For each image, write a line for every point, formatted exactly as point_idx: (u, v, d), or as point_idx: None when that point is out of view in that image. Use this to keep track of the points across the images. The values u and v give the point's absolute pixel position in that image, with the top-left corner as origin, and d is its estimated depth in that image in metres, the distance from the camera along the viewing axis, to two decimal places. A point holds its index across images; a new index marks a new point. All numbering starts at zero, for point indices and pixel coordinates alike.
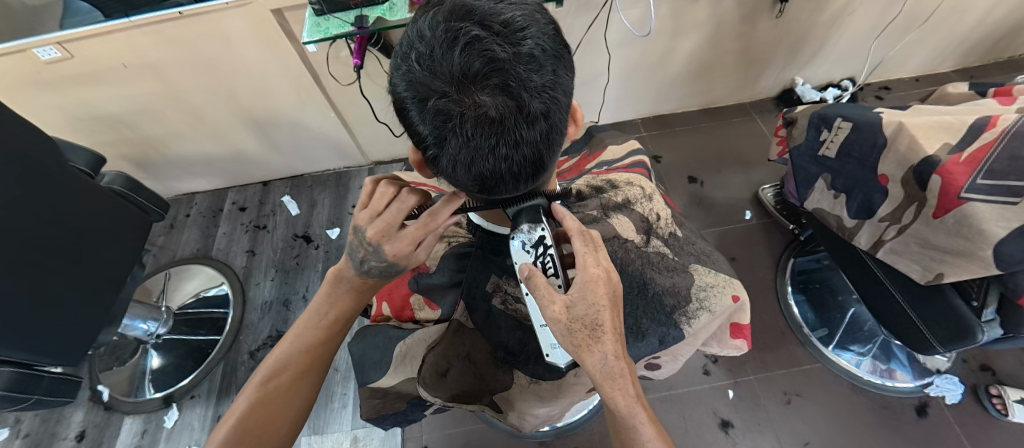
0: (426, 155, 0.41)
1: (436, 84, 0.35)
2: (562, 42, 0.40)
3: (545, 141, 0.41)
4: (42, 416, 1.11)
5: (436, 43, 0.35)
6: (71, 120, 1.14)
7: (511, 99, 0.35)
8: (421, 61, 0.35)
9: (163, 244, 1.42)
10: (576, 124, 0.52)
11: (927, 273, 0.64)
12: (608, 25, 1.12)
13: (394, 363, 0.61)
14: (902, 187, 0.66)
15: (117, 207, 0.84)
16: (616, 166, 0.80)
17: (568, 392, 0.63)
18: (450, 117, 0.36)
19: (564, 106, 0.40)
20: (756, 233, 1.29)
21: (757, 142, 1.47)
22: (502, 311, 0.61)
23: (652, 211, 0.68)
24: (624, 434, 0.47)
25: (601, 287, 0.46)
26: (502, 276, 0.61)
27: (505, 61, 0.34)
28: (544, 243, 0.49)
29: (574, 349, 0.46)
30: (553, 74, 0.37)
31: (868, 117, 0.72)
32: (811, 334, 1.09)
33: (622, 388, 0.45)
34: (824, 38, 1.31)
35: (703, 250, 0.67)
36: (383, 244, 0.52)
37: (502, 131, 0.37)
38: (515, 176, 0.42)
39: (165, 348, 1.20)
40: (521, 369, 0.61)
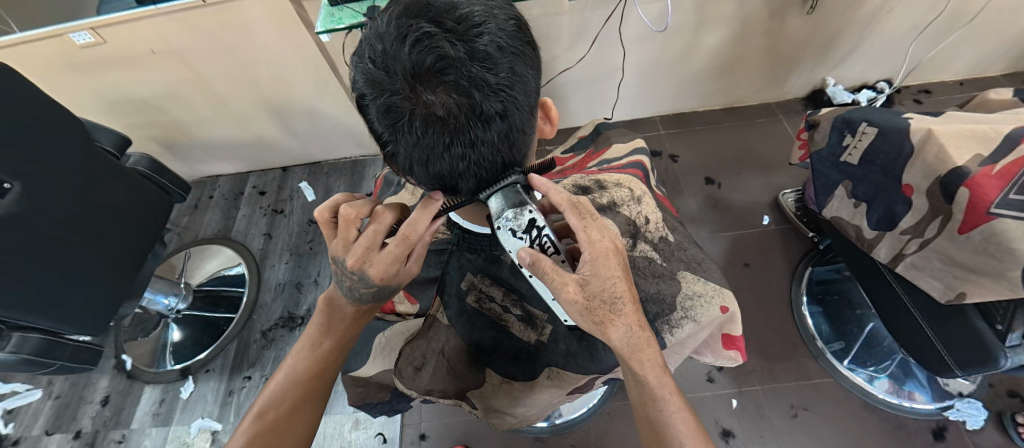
0: (387, 150, 0.42)
1: (387, 81, 0.35)
2: (526, 40, 0.39)
3: (506, 141, 0.40)
4: (71, 380, 1.19)
5: (388, 39, 0.35)
6: (104, 102, 1.20)
7: (463, 98, 0.35)
8: (374, 57, 0.35)
9: (187, 224, 1.49)
10: (551, 121, 0.52)
11: (948, 292, 0.60)
12: (626, 18, 1.09)
13: (373, 354, 0.64)
14: (927, 198, 0.62)
15: (140, 188, 0.88)
16: (612, 166, 0.78)
17: (543, 394, 0.62)
18: (402, 113, 0.36)
19: (526, 105, 0.39)
20: (773, 239, 1.24)
21: (780, 144, 1.41)
22: (477, 308, 0.62)
23: (641, 215, 0.66)
24: (650, 404, 0.47)
25: (611, 260, 0.44)
26: (477, 275, 0.62)
27: (455, 60, 0.34)
28: (536, 224, 0.43)
29: (597, 326, 0.45)
30: (509, 73, 0.36)
31: (896, 122, 0.67)
32: (824, 347, 1.05)
33: (650, 359, 0.46)
34: (859, 36, 1.24)
35: (695, 257, 0.65)
36: (367, 269, 0.50)
37: (455, 129, 0.37)
38: (476, 175, 0.42)
39: (184, 323, 1.26)
40: (494, 367, 0.62)
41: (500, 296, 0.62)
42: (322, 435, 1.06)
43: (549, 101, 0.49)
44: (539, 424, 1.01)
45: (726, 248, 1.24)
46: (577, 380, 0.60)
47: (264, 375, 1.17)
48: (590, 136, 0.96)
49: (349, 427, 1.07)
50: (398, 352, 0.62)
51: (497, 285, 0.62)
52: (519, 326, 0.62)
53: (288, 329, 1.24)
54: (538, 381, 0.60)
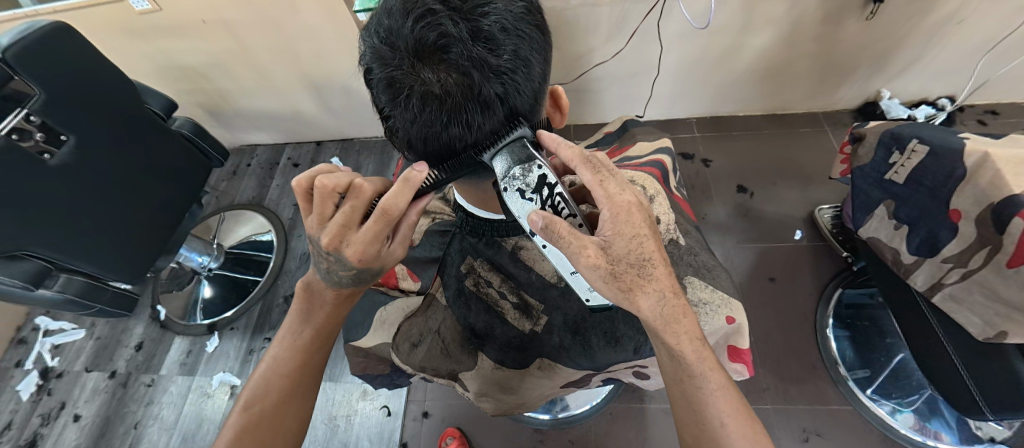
0: (390, 128, 0.43)
1: (389, 56, 0.36)
2: (535, 25, 0.38)
3: (506, 126, 0.40)
4: (112, 324, 1.29)
5: (395, 17, 0.36)
6: (158, 67, 1.27)
7: (462, 77, 0.35)
8: (380, 33, 0.37)
9: (225, 189, 1.57)
10: (561, 111, 0.51)
11: (987, 329, 0.57)
12: (668, 13, 1.05)
13: (372, 326, 0.65)
14: (975, 227, 0.57)
15: (183, 150, 0.94)
16: (630, 163, 0.76)
17: (534, 385, 0.63)
18: (401, 88, 0.36)
19: (529, 92, 0.39)
20: (804, 256, 1.18)
21: (823, 157, 1.34)
22: (474, 292, 0.63)
23: (654, 216, 0.64)
24: (687, 382, 0.43)
25: (636, 215, 0.41)
26: (478, 260, 0.64)
27: (457, 38, 0.34)
28: (548, 182, 0.39)
29: (624, 293, 0.41)
30: (511, 56, 0.36)
31: (950, 142, 0.62)
32: (846, 374, 0.99)
33: (686, 330, 0.43)
34: (925, 47, 1.14)
35: (706, 263, 0.63)
36: (344, 249, 0.49)
37: (453, 109, 0.37)
38: (474, 158, 0.42)
39: (215, 281, 1.34)
40: (486, 352, 0.61)
41: (498, 282, 0.63)
42: (332, 401, 1.11)
43: (558, 90, 0.49)
44: (540, 416, 1.02)
45: (751, 260, 1.19)
46: (569, 373, 0.62)
47: None
48: (617, 132, 0.93)
49: (357, 396, 1.11)
50: (396, 326, 0.63)
51: (495, 272, 0.63)
52: (514, 314, 0.62)
53: None
54: (529, 370, 0.61)
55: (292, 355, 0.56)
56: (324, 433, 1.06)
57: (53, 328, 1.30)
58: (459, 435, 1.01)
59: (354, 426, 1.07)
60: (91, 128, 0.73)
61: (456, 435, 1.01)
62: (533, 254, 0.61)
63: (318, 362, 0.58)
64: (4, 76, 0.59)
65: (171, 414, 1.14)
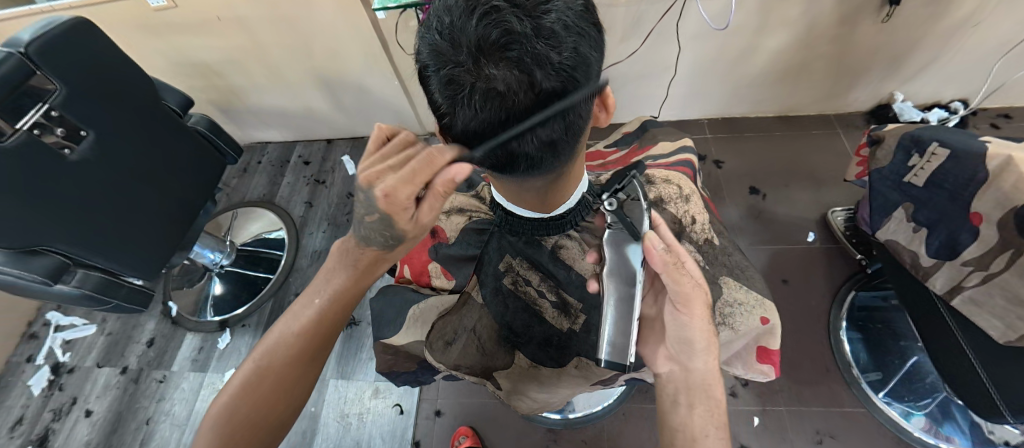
0: (443, 124, 0.43)
1: (451, 52, 0.35)
2: (592, 22, 0.38)
3: (562, 124, 0.39)
4: (123, 319, 1.30)
5: (455, 12, 0.35)
6: (172, 64, 1.28)
7: (525, 74, 0.35)
8: (440, 29, 0.36)
9: (235, 186, 1.58)
10: (607, 110, 0.50)
11: (1009, 332, 0.57)
12: (683, 14, 1.05)
13: (407, 324, 0.64)
14: (997, 230, 0.57)
15: (200, 147, 0.94)
16: (659, 163, 0.75)
17: (569, 383, 0.64)
18: (462, 84, 0.36)
19: (585, 88, 0.39)
20: (817, 257, 1.18)
21: (835, 159, 1.33)
22: (512, 290, 0.63)
23: (681, 215, 0.64)
24: (700, 439, 0.47)
25: None
26: (516, 258, 0.63)
27: (521, 35, 0.34)
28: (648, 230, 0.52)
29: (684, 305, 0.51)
30: (573, 54, 0.36)
31: (969, 145, 0.62)
32: (860, 376, 0.99)
33: (712, 396, 0.50)
34: (939, 50, 1.14)
35: (739, 263, 0.63)
36: (375, 189, 0.43)
37: (513, 106, 0.36)
38: (526, 155, 0.42)
39: (226, 278, 1.34)
40: (524, 349, 0.63)
41: (536, 281, 0.63)
42: (343, 399, 1.11)
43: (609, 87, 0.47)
44: (553, 415, 1.02)
45: (763, 262, 1.19)
46: (602, 372, 0.61)
47: None
48: (634, 132, 0.93)
49: (369, 393, 1.11)
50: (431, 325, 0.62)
51: (534, 270, 0.63)
52: (553, 313, 0.63)
53: None
54: (564, 369, 0.63)
55: (310, 315, 0.55)
56: (337, 430, 1.07)
57: (64, 323, 1.30)
58: (471, 434, 1.02)
59: (367, 424, 1.07)
60: (111, 124, 0.74)
61: (468, 434, 1.02)
62: (574, 254, 0.61)
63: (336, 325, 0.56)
64: (28, 70, 0.60)
65: (183, 410, 1.14)
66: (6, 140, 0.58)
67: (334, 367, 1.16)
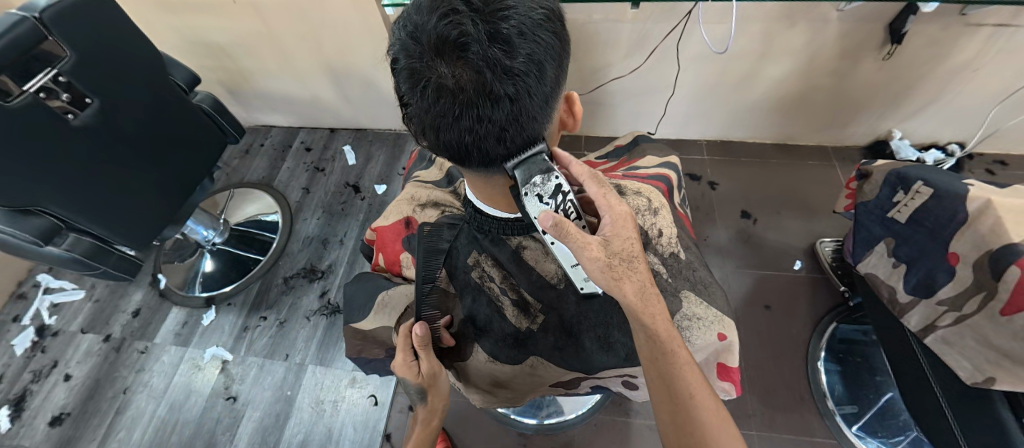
0: (406, 116, 0.44)
1: (412, 48, 0.37)
2: (554, 31, 0.39)
3: (516, 126, 0.40)
4: (111, 288, 1.31)
5: (421, 12, 0.37)
6: (184, 41, 1.30)
7: (476, 75, 0.36)
8: (407, 26, 0.38)
9: (236, 166, 1.59)
10: (574, 116, 0.53)
11: (976, 374, 0.57)
12: (687, 36, 1.06)
13: (373, 309, 0.66)
14: (972, 271, 0.58)
15: (203, 123, 0.96)
16: (635, 175, 0.77)
17: (522, 381, 0.66)
18: (419, 79, 0.38)
19: (541, 95, 0.40)
20: (802, 286, 1.18)
21: (829, 191, 1.34)
22: (477, 285, 0.62)
23: (656, 230, 0.65)
24: (663, 358, 0.47)
25: (628, 223, 0.50)
26: (482, 254, 0.62)
27: (475, 37, 0.35)
28: (562, 190, 0.45)
29: (611, 282, 0.47)
30: (526, 60, 0.37)
31: (954, 186, 0.63)
32: (834, 408, 1.00)
33: (658, 312, 0.48)
34: (939, 92, 1.15)
35: (702, 279, 0.65)
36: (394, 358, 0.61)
37: (465, 103, 0.38)
38: (483, 153, 0.43)
39: (217, 255, 1.36)
40: (482, 345, 0.63)
41: (502, 278, 0.62)
42: (320, 385, 1.11)
43: (574, 96, 0.50)
44: (525, 420, 1.02)
45: (748, 286, 1.20)
46: (558, 373, 0.65)
47: (279, 318, 1.23)
48: (627, 145, 0.95)
49: (345, 383, 1.11)
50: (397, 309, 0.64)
51: (500, 267, 0.62)
52: (513, 312, 0.62)
53: (308, 280, 1.30)
54: (521, 367, 0.63)
55: None
56: (310, 416, 1.07)
57: (53, 286, 1.31)
58: (438, 436, 1.02)
59: (341, 413, 1.07)
60: (114, 93, 0.75)
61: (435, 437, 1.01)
62: (537, 254, 0.61)
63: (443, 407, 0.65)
64: (39, 35, 0.61)
65: (161, 383, 1.14)
66: (10, 102, 0.59)
67: (314, 353, 1.17)
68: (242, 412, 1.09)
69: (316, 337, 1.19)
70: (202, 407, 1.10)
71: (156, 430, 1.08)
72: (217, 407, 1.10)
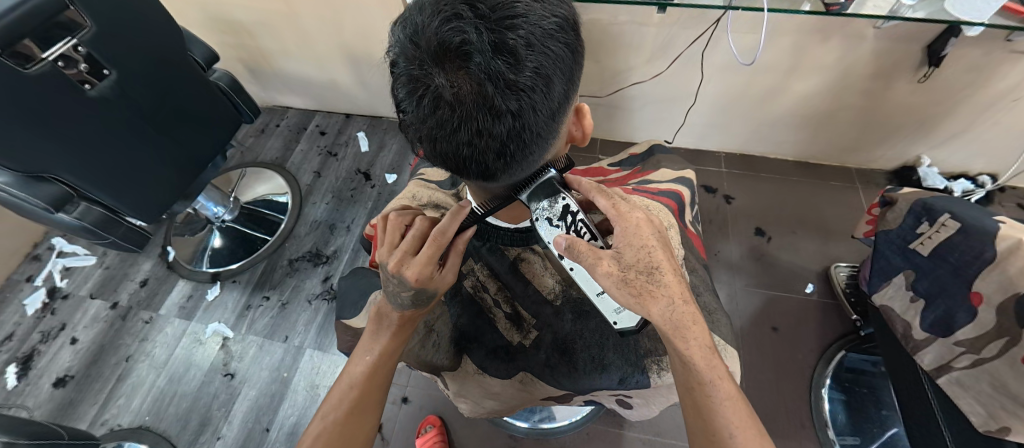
0: (402, 120, 0.43)
1: (412, 52, 0.36)
2: (565, 43, 0.37)
3: (517, 141, 0.39)
4: (122, 256, 1.33)
5: (424, 14, 0.36)
6: (207, 16, 1.30)
7: (477, 87, 0.35)
8: (408, 28, 0.37)
9: (250, 145, 1.61)
10: (584, 129, 0.51)
11: (990, 421, 0.55)
12: (713, 44, 1.03)
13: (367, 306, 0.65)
14: (996, 314, 0.55)
15: (219, 102, 0.96)
16: (648, 189, 0.75)
17: (510, 394, 0.64)
18: (417, 86, 0.37)
19: (546, 110, 0.38)
20: (813, 310, 1.15)
21: (849, 214, 1.30)
22: (469, 294, 0.63)
23: None
24: (698, 388, 0.45)
25: (645, 230, 0.46)
26: (477, 263, 0.63)
27: (478, 47, 0.34)
28: (570, 211, 0.46)
29: (636, 297, 0.44)
30: (532, 75, 0.35)
31: (983, 222, 0.59)
32: (835, 438, 0.97)
33: (695, 336, 0.45)
34: (974, 120, 1.10)
35: (706, 303, 0.63)
36: (403, 272, 0.49)
37: (464, 115, 0.36)
38: (481, 165, 0.42)
39: (226, 233, 1.37)
40: (472, 355, 0.63)
41: (494, 290, 0.63)
42: (316, 370, 1.12)
43: (584, 107, 0.48)
44: (519, 423, 1.02)
45: (756, 307, 1.17)
46: (550, 390, 0.63)
47: (281, 300, 1.24)
48: (642, 154, 0.93)
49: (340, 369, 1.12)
50: None
51: (494, 279, 0.63)
52: (505, 324, 0.63)
53: (312, 264, 1.31)
54: (511, 382, 0.62)
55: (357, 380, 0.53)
56: (303, 399, 1.08)
57: (67, 250, 1.35)
58: (439, 424, 1.02)
59: None
60: (130, 65, 0.75)
61: (436, 424, 1.02)
62: (534, 268, 0.61)
63: (385, 378, 0.55)
64: (61, 4, 0.61)
65: (162, 354, 1.16)
66: (28, 69, 0.60)
67: (313, 338, 1.17)
68: (238, 389, 1.11)
69: (316, 322, 1.20)
70: (200, 381, 1.12)
71: (154, 400, 1.10)
72: (215, 382, 1.12)
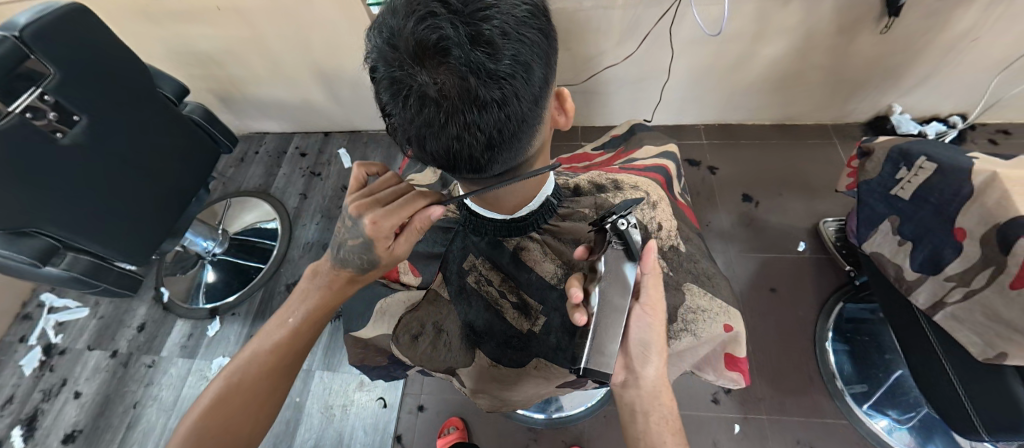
0: (390, 124, 0.43)
1: (390, 55, 0.36)
2: (538, 29, 0.38)
3: (505, 130, 0.40)
4: (116, 304, 1.31)
5: (397, 16, 0.36)
6: (171, 51, 1.28)
7: (460, 80, 0.35)
8: (384, 32, 0.37)
9: (232, 175, 1.59)
10: (566, 113, 0.52)
11: (987, 350, 0.57)
12: (680, 19, 1.04)
13: (373, 316, 0.66)
14: (980, 246, 0.57)
15: (194, 136, 0.95)
16: (634, 167, 0.76)
17: (528, 383, 0.65)
18: (400, 88, 0.37)
19: (529, 97, 0.39)
20: (807, 267, 1.17)
21: (830, 170, 1.33)
22: (474, 289, 0.64)
23: (655, 222, 0.64)
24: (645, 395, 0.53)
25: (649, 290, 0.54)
26: (479, 258, 0.65)
27: (455, 41, 0.34)
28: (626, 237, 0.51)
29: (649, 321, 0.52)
30: (511, 63, 0.36)
31: (958, 161, 0.61)
32: (843, 388, 0.99)
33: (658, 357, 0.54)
34: (939, 63, 1.13)
35: (707, 271, 0.65)
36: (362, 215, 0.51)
37: (450, 111, 0.37)
38: (472, 158, 0.42)
39: (218, 266, 1.35)
40: (483, 349, 0.64)
41: (499, 282, 0.64)
42: (328, 390, 1.12)
43: (564, 91, 0.48)
44: (534, 415, 1.03)
45: (753, 270, 1.19)
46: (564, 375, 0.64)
47: None
48: (624, 135, 0.94)
49: (352, 386, 1.12)
50: (397, 317, 0.65)
51: (497, 271, 0.64)
52: (513, 314, 0.64)
53: None
54: (526, 369, 0.64)
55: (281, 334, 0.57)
56: (320, 421, 1.08)
57: (58, 305, 1.32)
58: (459, 426, 1.03)
59: (350, 416, 1.07)
60: (99, 107, 0.73)
61: (456, 426, 1.03)
62: (535, 256, 0.62)
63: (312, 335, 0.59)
64: (21, 54, 0.60)
65: (170, 396, 1.15)
66: None
67: (319, 358, 1.16)
68: None
69: (321, 343, 1.19)
70: None
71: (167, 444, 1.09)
72: None
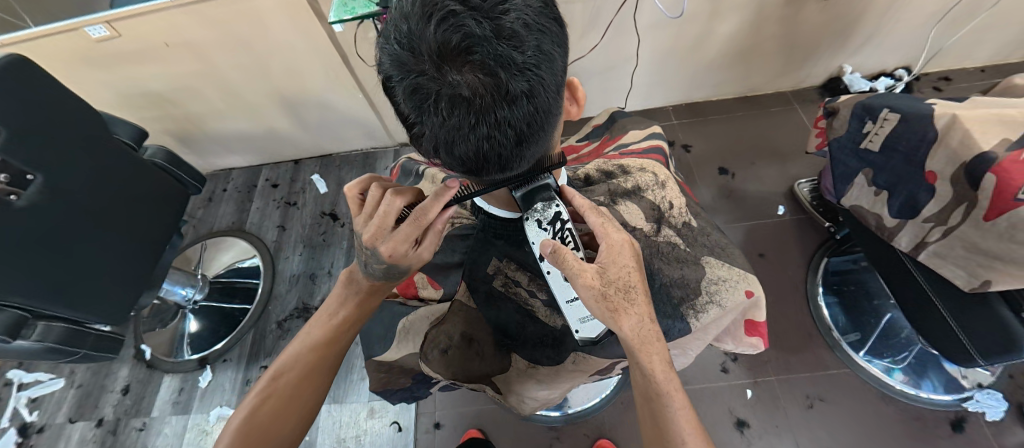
0: (410, 132, 0.42)
1: (412, 61, 0.35)
2: (553, 18, 0.38)
3: (533, 123, 0.40)
4: (93, 369, 1.22)
5: (412, 20, 0.35)
6: (119, 95, 1.21)
7: (490, 76, 0.35)
8: (400, 38, 0.35)
9: (202, 217, 1.51)
10: (578, 102, 0.52)
11: (972, 280, 0.60)
12: (640, 6, 1.07)
13: (397, 338, 0.65)
14: (952, 185, 0.60)
15: (160, 182, 0.90)
16: (632, 151, 0.80)
17: (567, 376, 0.65)
18: (426, 93, 0.36)
19: (552, 86, 0.39)
20: (790, 229, 1.22)
21: (795, 134, 1.39)
22: (503, 292, 0.64)
23: (664, 199, 0.69)
24: (655, 399, 0.49)
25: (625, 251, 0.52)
26: (502, 260, 0.64)
27: (481, 37, 0.34)
28: (559, 218, 0.53)
29: (610, 313, 0.49)
30: (536, 54, 0.36)
31: (919, 109, 0.65)
32: (841, 338, 1.03)
33: (657, 351, 0.50)
34: (879, 22, 1.20)
35: (718, 242, 0.67)
36: (378, 245, 0.54)
37: (480, 110, 0.37)
38: (500, 156, 0.42)
39: (201, 313, 1.28)
40: (520, 351, 0.64)
41: (526, 282, 0.64)
42: (338, 422, 1.08)
43: (576, 81, 0.49)
44: (553, 413, 1.02)
45: (741, 239, 1.23)
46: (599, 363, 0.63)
47: None
48: (604, 124, 0.95)
49: (363, 415, 1.08)
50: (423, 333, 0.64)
51: (523, 270, 0.64)
52: (544, 311, 0.63)
53: (302, 320, 1.25)
54: (563, 365, 0.63)
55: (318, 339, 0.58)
56: None
57: (28, 381, 1.21)
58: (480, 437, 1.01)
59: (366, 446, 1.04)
60: (55, 164, 0.68)
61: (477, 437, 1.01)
62: None
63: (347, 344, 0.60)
64: None
65: None
66: None
67: None
68: None
69: None
70: None
71: None
72: None
